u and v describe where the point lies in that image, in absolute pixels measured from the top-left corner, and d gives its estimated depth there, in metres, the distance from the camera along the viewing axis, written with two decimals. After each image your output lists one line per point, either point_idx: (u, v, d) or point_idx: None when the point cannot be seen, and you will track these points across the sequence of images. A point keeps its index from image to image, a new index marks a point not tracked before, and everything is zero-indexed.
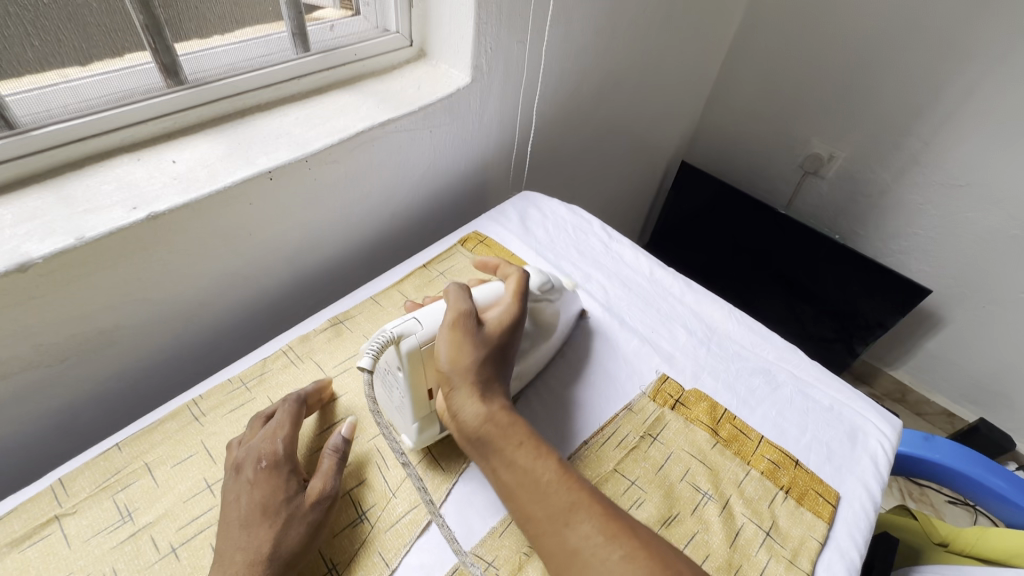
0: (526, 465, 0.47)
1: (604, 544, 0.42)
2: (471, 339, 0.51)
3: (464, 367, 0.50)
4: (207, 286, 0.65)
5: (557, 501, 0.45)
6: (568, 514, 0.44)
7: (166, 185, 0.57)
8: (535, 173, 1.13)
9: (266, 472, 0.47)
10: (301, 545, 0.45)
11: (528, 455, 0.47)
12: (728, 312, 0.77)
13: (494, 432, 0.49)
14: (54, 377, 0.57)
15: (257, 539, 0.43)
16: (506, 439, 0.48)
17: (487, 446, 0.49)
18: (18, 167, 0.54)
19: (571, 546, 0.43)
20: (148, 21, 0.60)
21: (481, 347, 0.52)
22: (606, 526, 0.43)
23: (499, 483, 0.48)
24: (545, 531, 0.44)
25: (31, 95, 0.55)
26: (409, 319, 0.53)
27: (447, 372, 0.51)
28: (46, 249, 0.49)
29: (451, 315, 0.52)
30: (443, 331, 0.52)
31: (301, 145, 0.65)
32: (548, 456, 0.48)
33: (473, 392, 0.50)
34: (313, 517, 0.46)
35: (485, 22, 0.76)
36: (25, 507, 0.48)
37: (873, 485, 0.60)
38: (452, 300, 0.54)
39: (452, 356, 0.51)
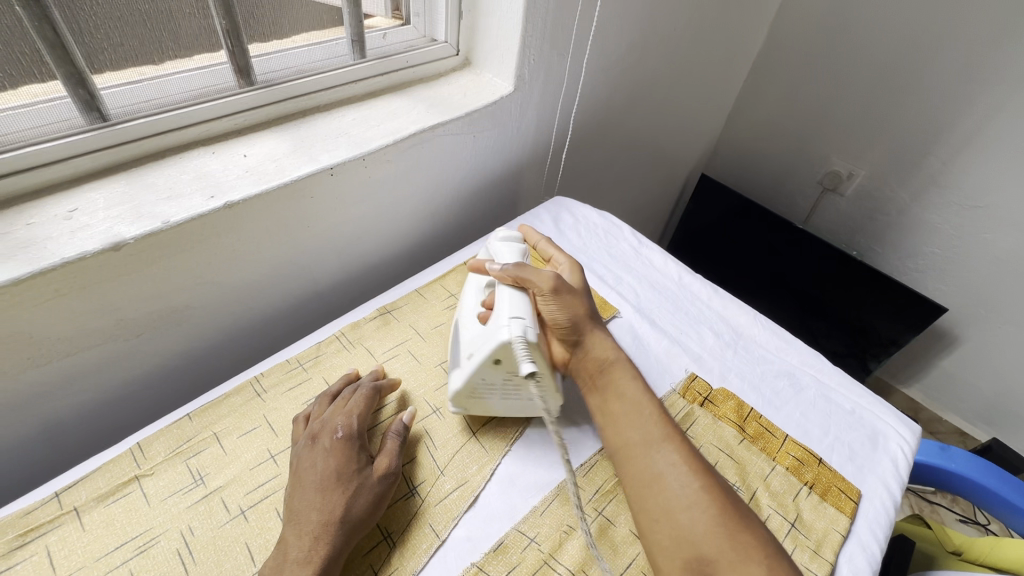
0: (634, 398, 0.57)
1: (686, 474, 0.50)
2: (571, 294, 0.62)
3: (580, 314, 0.61)
4: (266, 272, 0.70)
5: (654, 430, 0.53)
6: (662, 442, 0.52)
7: (239, 177, 0.62)
8: (565, 180, 1.18)
9: (342, 443, 0.51)
10: (365, 515, 0.49)
11: (636, 389, 0.57)
12: (754, 317, 0.80)
13: (613, 367, 0.59)
14: (128, 351, 0.61)
15: (332, 503, 0.47)
16: (617, 372, 0.59)
17: (602, 377, 0.59)
18: (107, 156, 0.59)
19: (657, 468, 0.51)
20: (229, 26, 0.64)
21: (581, 298, 0.63)
22: (688, 460, 0.51)
23: (605, 409, 0.58)
24: (636, 453, 0.53)
25: (120, 90, 0.60)
26: (517, 321, 0.55)
27: (570, 325, 0.60)
28: (137, 231, 0.54)
29: (549, 287, 0.60)
30: (547, 300, 0.60)
31: (359, 145, 0.70)
32: (650, 396, 0.57)
33: (594, 331, 0.61)
34: (378, 492, 0.50)
35: (530, 35, 0.81)
36: (107, 467, 0.52)
37: (894, 485, 0.63)
38: (535, 275, 0.60)
39: (566, 310, 0.60)
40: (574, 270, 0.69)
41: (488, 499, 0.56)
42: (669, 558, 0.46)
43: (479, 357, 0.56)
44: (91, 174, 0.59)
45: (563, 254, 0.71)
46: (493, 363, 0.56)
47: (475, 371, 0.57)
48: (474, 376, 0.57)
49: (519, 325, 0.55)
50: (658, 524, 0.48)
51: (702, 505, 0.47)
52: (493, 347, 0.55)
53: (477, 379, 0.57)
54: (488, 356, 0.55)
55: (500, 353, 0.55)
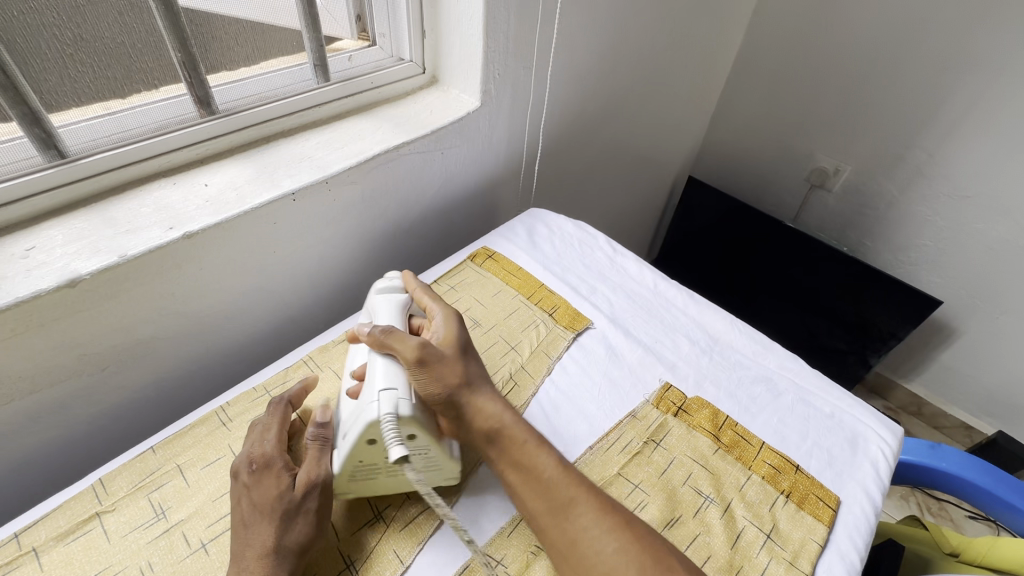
0: (534, 464, 0.53)
1: (603, 537, 0.49)
2: (440, 359, 0.54)
3: (456, 384, 0.54)
4: (235, 299, 0.70)
5: (560, 496, 0.51)
6: (570, 506, 0.50)
7: (200, 206, 0.62)
8: (544, 190, 1.17)
9: (258, 472, 0.50)
10: (302, 536, 0.48)
11: (534, 452, 0.53)
12: (730, 322, 0.79)
13: (506, 432, 0.54)
14: (95, 384, 0.61)
15: (260, 535, 0.47)
16: (513, 439, 0.54)
17: (497, 448, 0.54)
18: (67, 193, 0.59)
19: (571, 536, 0.49)
20: (185, 58, 0.65)
21: (456, 363, 0.56)
22: (602, 521, 0.49)
23: (509, 480, 0.54)
24: (548, 524, 0.50)
25: (78, 126, 0.60)
26: (387, 395, 0.50)
27: (445, 396, 0.53)
28: (93, 266, 0.54)
29: (409, 358, 0.53)
30: (409, 373, 0.53)
31: (321, 168, 0.70)
32: (549, 454, 0.54)
33: (474, 397, 0.55)
34: (310, 511, 0.50)
35: (494, 50, 0.81)
36: (68, 504, 0.52)
37: (874, 490, 0.61)
38: (399, 344, 0.54)
39: (437, 382, 0.53)
40: (451, 317, 0.60)
41: (454, 522, 0.55)
42: None
43: (350, 439, 0.50)
44: (51, 212, 0.59)
45: (436, 301, 0.62)
46: (367, 444, 0.50)
47: (348, 456, 0.51)
48: (350, 460, 0.51)
49: (390, 399, 0.50)
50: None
51: (623, 569, 0.47)
52: (361, 427, 0.49)
53: (353, 464, 0.51)
54: (359, 436, 0.49)
55: (373, 433, 0.50)
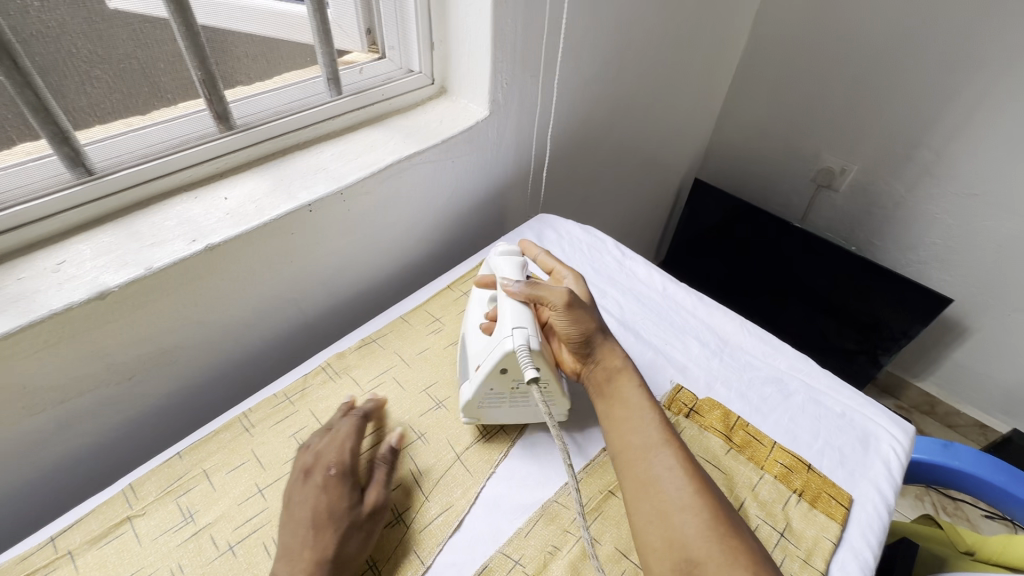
0: (637, 404, 0.57)
1: (682, 478, 0.50)
2: (584, 308, 0.62)
3: (590, 328, 0.61)
4: (253, 307, 0.72)
5: (653, 435, 0.54)
6: (659, 446, 0.53)
7: (221, 219, 0.64)
8: (553, 196, 1.19)
9: (336, 479, 0.53)
10: (357, 550, 0.50)
11: (639, 395, 0.58)
12: (740, 323, 0.80)
13: (616, 376, 0.60)
14: (122, 393, 0.63)
15: (322, 539, 0.49)
16: (624, 380, 0.60)
17: (610, 386, 0.60)
18: (93, 209, 0.61)
19: (653, 472, 0.51)
20: (205, 76, 0.67)
21: (591, 311, 0.63)
22: (686, 465, 0.51)
23: (608, 415, 0.58)
24: (634, 457, 0.53)
25: (103, 143, 0.62)
26: (520, 331, 0.58)
27: (577, 337, 0.61)
28: (121, 279, 0.56)
29: (558, 301, 0.60)
30: (558, 313, 0.60)
31: (336, 180, 0.72)
32: (649, 401, 0.58)
33: (603, 343, 0.62)
34: (370, 528, 0.52)
35: (501, 60, 0.83)
36: (100, 509, 0.54)
37: (886, 488, 0.62)
38: (546, 291, 0.61)
39: (577, 323, 0.61)
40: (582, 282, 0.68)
41: (473, 523, 0.56)
42: (660, 560, 0.47)
43: (485, 368, 0.59)
44: (79, 227, 0.61)
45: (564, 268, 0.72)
46: (499, 372, 0.58)
47: (481, 383, 0.59)
48: (482, 387, 0.60)
49: (522, 334, 0.57)
50: (651, 526, 0.48)
51: (695, 510, 0.48)
52: (499, 356, 0.57)
53: (486, 389, 0.60)
54: (494, 365, 0.58)
55: (506, 362, 0.58)
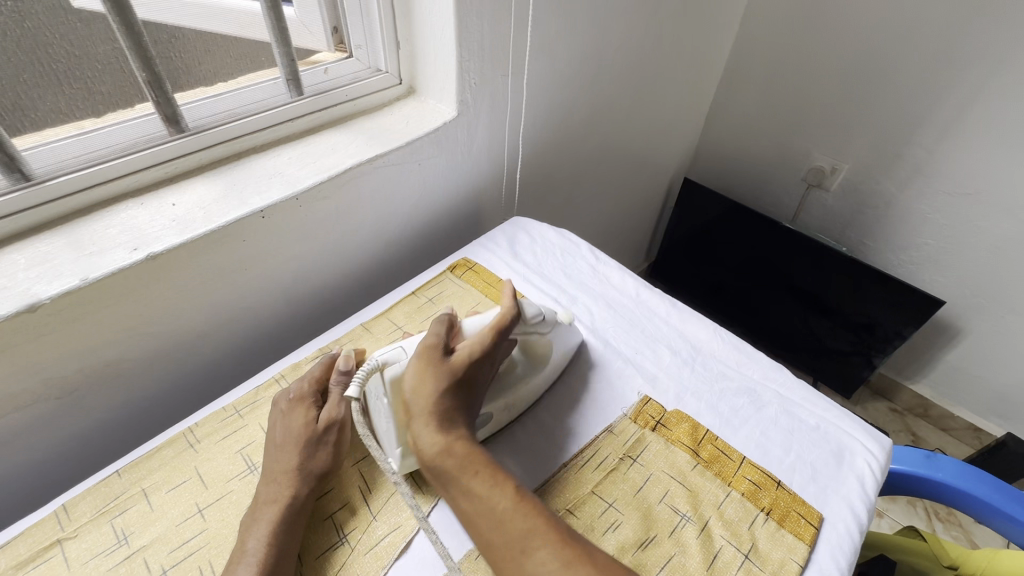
0: (484, 495, 0.49)
1: (560, 573, 0.44)
2: (431, 371, 0.55)
3: (427, 395, 0.53)
4: (207, 316, 0.69)
5: (515, 529, 0.47)
6: (526, 542, 0.46)
7: (165, 226, 0.62)
8: (532, 197, 1.16)
9: (295, 404, 0.59)
10: (321, 463, 0.57)
11: (483, 484, 0.49)
12: (714, 331, 0.77)
13: (450, 464, 0.50)
14: (63, 407, 0.61)
15: (283, 461, 0.55)
16: (459, 470, 0.50)
17: (445, 476, 0.51)
18: (31, 216, 0.59)
19: (528, 574, 0.45)
20: (150, 77, 0.64)
21: (442, 381, 0.54)
22: (562, 554, 0.45)
23: (460, 511, 0.50)
24: (504, 559, 0.46)
25: (44, 148, 0.60)
26: (397, 348, 0.59)
27: (408, 402, 0.54)
28: (54, 290, 0.54)
29: (423, 345, 0.57)
30: (412, 362, 0.56)
31: (292, 184, 0.69)
32: (503, 483, 0.50)
33: (428, 422, 0.52)
34: (330, 444, 0.58)
35: (468, 58, 0.80)
36: (30, 531, 0.52)
37: (858, 504, 0.59)
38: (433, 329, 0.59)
39: (415, 384, 0.54)
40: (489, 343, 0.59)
41: (420, 545, 0.54)
42: None
43: None
44: (18, 235, 0.59)
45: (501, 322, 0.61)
46: None
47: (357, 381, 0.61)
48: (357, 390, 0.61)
49: (389, 354, 0.58)
50: None
51: None
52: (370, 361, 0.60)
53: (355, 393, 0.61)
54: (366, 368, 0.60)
55: None
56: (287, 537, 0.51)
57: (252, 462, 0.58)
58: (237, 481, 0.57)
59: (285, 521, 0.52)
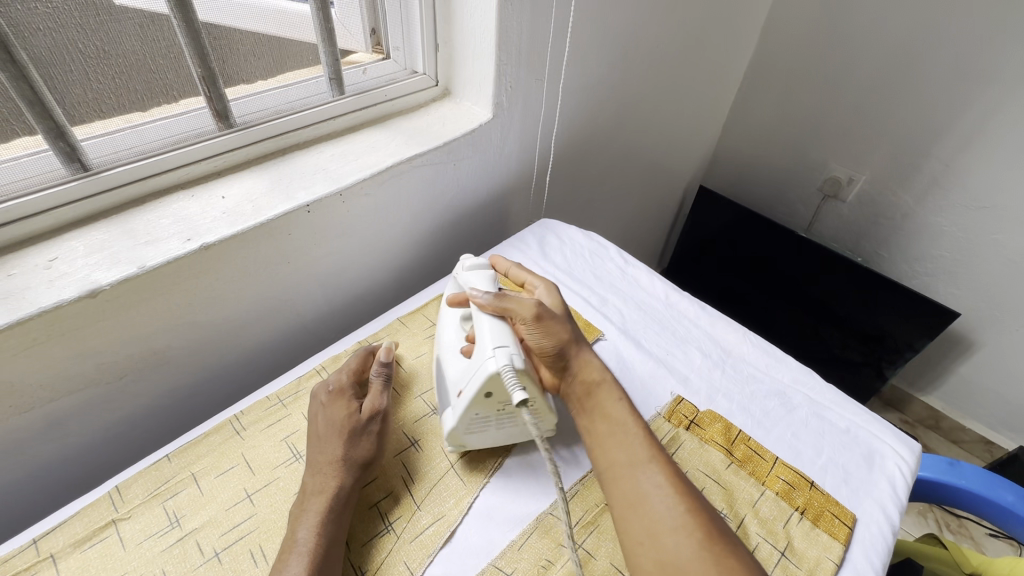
0: (621, 421, 0.57)
1: (671, 497, 0.49)
2: (554, 319, 0.61)
3: (565, 339, 0.60)
4: (249, 308, 0.71)
5: (639, 452, 0.53)
6: (646, 464, 0.52)
7: (216, 219, 0.63)
8: (555, 200, 1.18)
9: (336, 396, 0.59)
10: (365, 452, 0.57)
11: (623, 411, 0.58)
12: (743, 334, 0.79)
13: (597, 390, 0.59)
14: (111, 393, 0.62)
15: (330, 449, 0.55)
16: (605, 394, 0.59)
17: (591, 400, 0.59)
18: (88, 206, 0.61)
19: (642, 490, 0.51)
20: (205, 73, 0.66)
21: (564, 322, 0.62)
22: (675, 483, 0.51)
23: (593, 432, 0.58)
24: (622, 475, 0.52)
25: (101, 139, 0.62)
26: (502, 350, 0.55)
27: (554, 350, 0.60)
28: (113, 276, 0.55)
29: (529, 314, 0.59)
30: (530, 325, 0.59)
31: (335, 180, 0.71)
32: (635, 417, 0.57)
33: (580, 355, 0.61)
34: (373, 433, 0.58)
35: (505, 62, 0.82)
36: (85, 511, 0.53)
37: (891, 507, 0.60)
38: (516, 304, 0.59)
39: (551, 335, 0.60)
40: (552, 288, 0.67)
41: (465, 534, 0.55)
42: None
43: (468, 393, 0.55)
44: (73, 223, 0.61)
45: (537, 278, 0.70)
46: (484, 396, 0.55)
47: (467, 409, 0.56)
48: (467, 412, 0.56)
49: (505, 353, 0.54)
50: (642, 548, 0.48)
51: (687, 530, 0.47)
52: (482, 381, 0.54)
53: (472, 414, 0.57)
54: (478, 390, 0.55)
55: (489, 385, 0.55)
56: (337, 525, 0.51)
57: (297, 449, 0.60)
58: (284, 468, 0.58)
59: (335, 509, 0.52)
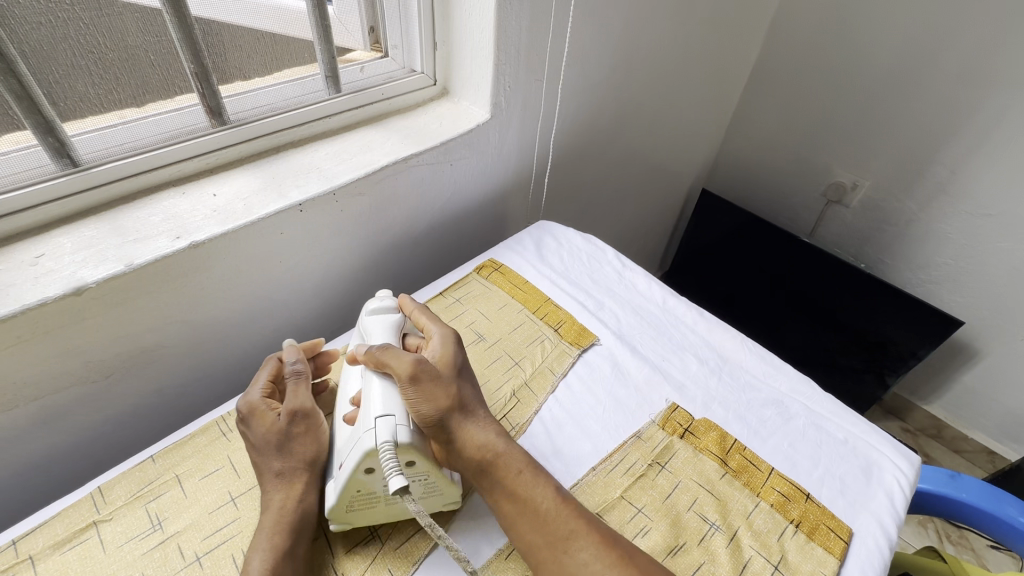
0: (530, 497, 0.51)
1: (605, 571, 0.48)
2: (437, 380, 0.54)
3: (444, 405, 0.52)
4: (240, 308, 0.70)
5: (557, 528, 0.50)
6: (568, 540, 0.49)
7: (206, 217, 0.62)
8: (554, 202, 1.16)
9: (248, 415, 0.54)
10: (302, 455, 0.54)
11: (530, 484, 0.52)
12: (741, 342, 0.77)
13: (495, 461, 0.53)
14: (99, 391, 0.62)
15: (265, 463, 0.52)
16: (507, 468, 0.53)
17: (489, 476, 0.53)
18: (76, 202, 0.60)
19: (571, 571, 0.48)
20: (198, 69, 0.66)
21: (449, 384, 0.55)
22: (604, 554, 0.49)
23: (502, 514, 0.52)
24: (547, 559, 0.49)
25: (92, 135, 0.61)
26: (383, 420, 0.50)
27: (432, 422, 0.52)
28: (100, 274, 0.54)
29: (406, 375, 0.52)
30: (407, 390, 0.52)
31: (329, 179, 0.70)
32: (546, 485, 0.53)
33: (466, 423, 0.53)
34: (300, 436, 0.55)
35: (504, 62, 0.81)
36: (67, 512, 0.52)
37: (889, 522, 0.59)
38: (394, 360, 0.54)
39: (429, 400, 0.52)
40: (447, 340, 0.60)
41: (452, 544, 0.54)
42: None
43: (346, 469, 0.50)
44: (62, 219, 0.60)
45: (436, 325, 0.62)
46: (363, 472, 0.50)
47: (345, 487, 0.50)
48: (347, 492, 0.50)
49: (387, 425, 0.49)
50: None
51: None
52: (359, 456, 0.49)
53: (352, 493, 0.51)
54: (355, 466, 0.49)
55: (370, 461, 0.49)
56: (291, 536, 0.49)
57: None
58: None
59: (285, 522, 0.50)
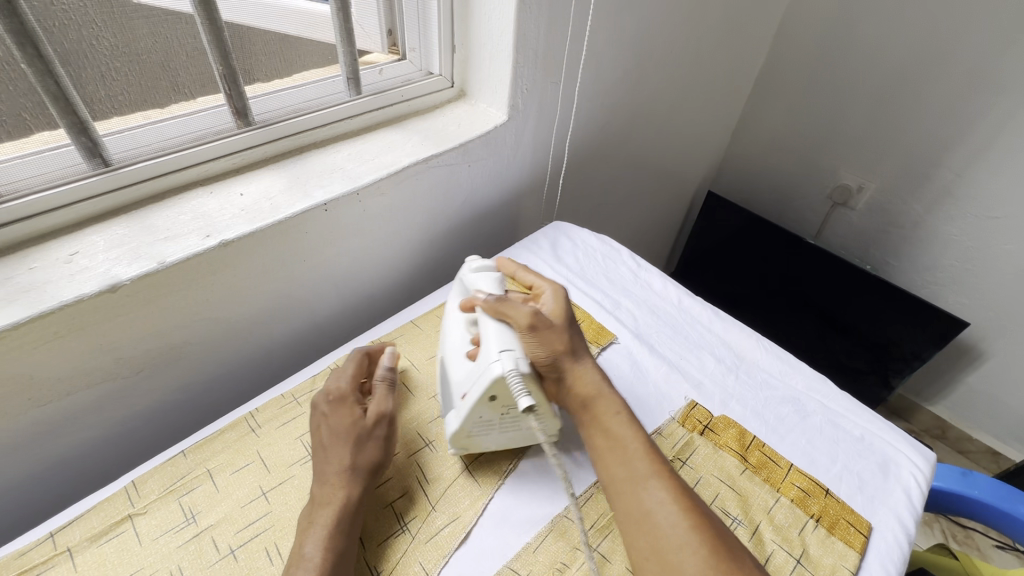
0: (621, 435, 0.55)
1: (677, 513, 0.48)
2: (552, 329, 0.58)
3: (559, 350, 0.57)
4: (263, 307, 0.71)
5: (641, 465, 0.52)
6: (648, 478, 0.51)
7: (234, 216, 0.63)
8: (566, 204, 1.18)
9: (337, 404, 0.56)
10: (369, 458, 0.55)
11: (623, 424, 0.55)
12: (757, 341, 0.78)
13: (596, 402, 0.57)
14: (127, 387, 0.63)
15: (338, 456, 0.53)
16: (604, 408, 0.57)
17: (589, 414, 0.57)
18: (107, 201, 0.61)
19: (645, 506, 0.49)
20: (225, 71, 0.66)
21: (562, 332, 0.59)
22: (678, 498, 0.49)
23: (593, 446, 0.56)
24: (624, 491, 0.51)
25: (121, 135, 0.62)
26: (508, 353, 0.53)
27: (548, 363, 0.57)
28: (133, 271, 0.55)
29: (526, 323, 0.57)
30: (527, 336, 0.56)
31: (352, 179, 0.71)
32: (637, 431, 0.55)
33: (576, 366, 0.58)
34: (376, 438, 0.56)
35: (522, 66, 0.82)
36: (102, 505, 0.53)
37: (907, 517, 0.60)
38: (513, 311, 0.57)
39: (546, 346, 0.57)
40: (559, 296, 0.64)
41: (480, 538, 0.54)
42: None
43: (472, 397, 0.54)
44: (94, 218, 0.61)
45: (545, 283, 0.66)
46: (488, 400, 0.53)
47: (471, 412, 0.54)
48: (471, 416, 0.55)
49: (511, 358, 0.53)
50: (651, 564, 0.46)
51: (693, 546, 0.46)
52: (487, 384, 0.52)
53: (474, 419, 0.55)
54: (482, 393, 0.53)
55: (494, 390, 0.53)
56: (345, 538, 0.50)
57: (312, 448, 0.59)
58: (298, 467, 0.58)
59: (339, 523, 0.50)
